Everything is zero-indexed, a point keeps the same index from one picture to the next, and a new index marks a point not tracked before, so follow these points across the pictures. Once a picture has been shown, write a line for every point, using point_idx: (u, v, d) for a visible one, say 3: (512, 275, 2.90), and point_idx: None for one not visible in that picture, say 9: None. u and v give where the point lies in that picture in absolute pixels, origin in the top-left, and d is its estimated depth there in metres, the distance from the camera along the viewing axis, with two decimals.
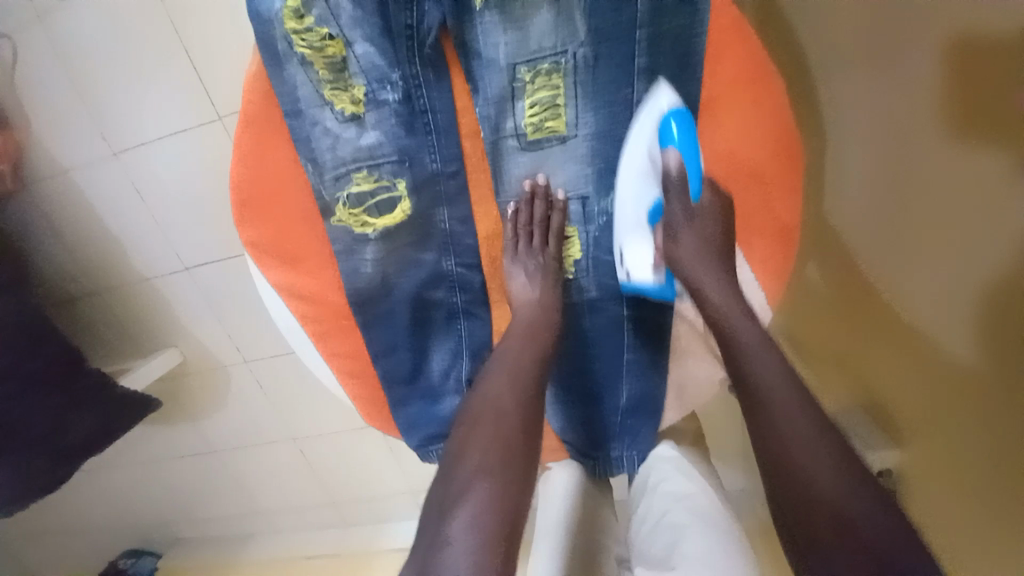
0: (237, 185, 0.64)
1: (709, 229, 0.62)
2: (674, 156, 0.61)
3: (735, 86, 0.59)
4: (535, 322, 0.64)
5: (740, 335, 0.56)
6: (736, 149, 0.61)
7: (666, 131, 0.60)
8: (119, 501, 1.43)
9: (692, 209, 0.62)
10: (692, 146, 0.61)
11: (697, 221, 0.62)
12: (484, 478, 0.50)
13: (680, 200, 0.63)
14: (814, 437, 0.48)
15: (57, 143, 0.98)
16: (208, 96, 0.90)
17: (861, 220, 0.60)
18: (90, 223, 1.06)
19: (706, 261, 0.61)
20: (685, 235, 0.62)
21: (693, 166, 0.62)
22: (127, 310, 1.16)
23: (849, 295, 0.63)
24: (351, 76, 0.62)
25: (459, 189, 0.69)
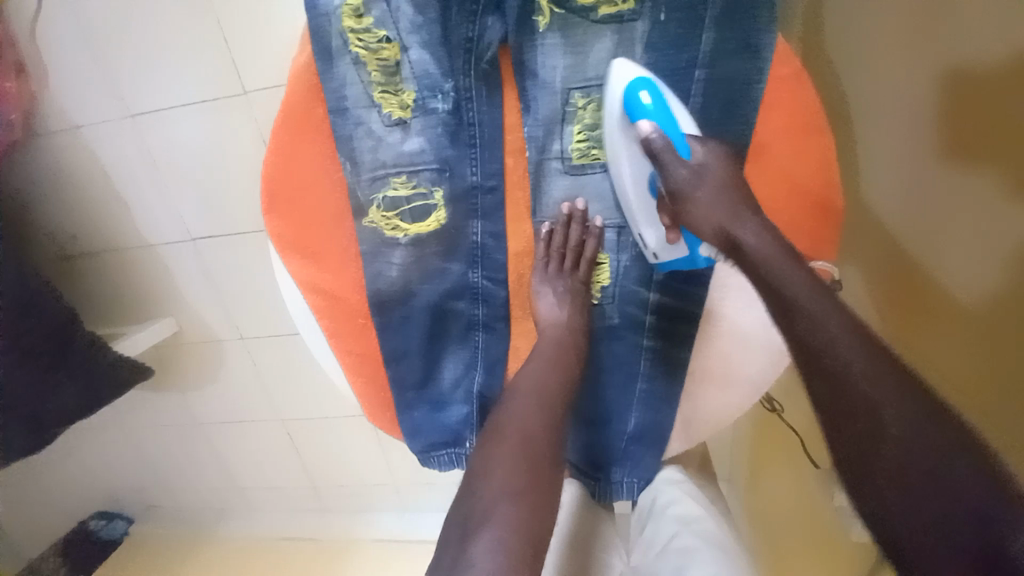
0: (269, 174, 0.63)
1: (721, 178, 0.58)
2: (649, 125, 0.58)
3: (786, 112, 0.59)
4: (559, 348, 0.64)
5: (828, 326, 0.50)
6: (776, 143, 0.59)
7: (638, 102, 0.58)
8: (95, 464, 1.41)
9: (693, 169, 0.58)
10: (666, 115, 0.59)
11: (704, 178, 0.58)
12: (509, 501, 0.51)
13: (676, 159, 0.59)
14: (897, 398, 0.46)
15: (75, 98, 0.95)
16: (239, 70, 0.88)
17: (902, 213, 0.60)
18: (99, 183, 1.04)
19: (737, 205, 0.57)
20: (701, 195, 0.58)
21: (674, 128, 0.59)
22: (126, 273, 1.14)
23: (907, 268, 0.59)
24: (402, 80, 0.62)
25: (496, 205, 0.68)
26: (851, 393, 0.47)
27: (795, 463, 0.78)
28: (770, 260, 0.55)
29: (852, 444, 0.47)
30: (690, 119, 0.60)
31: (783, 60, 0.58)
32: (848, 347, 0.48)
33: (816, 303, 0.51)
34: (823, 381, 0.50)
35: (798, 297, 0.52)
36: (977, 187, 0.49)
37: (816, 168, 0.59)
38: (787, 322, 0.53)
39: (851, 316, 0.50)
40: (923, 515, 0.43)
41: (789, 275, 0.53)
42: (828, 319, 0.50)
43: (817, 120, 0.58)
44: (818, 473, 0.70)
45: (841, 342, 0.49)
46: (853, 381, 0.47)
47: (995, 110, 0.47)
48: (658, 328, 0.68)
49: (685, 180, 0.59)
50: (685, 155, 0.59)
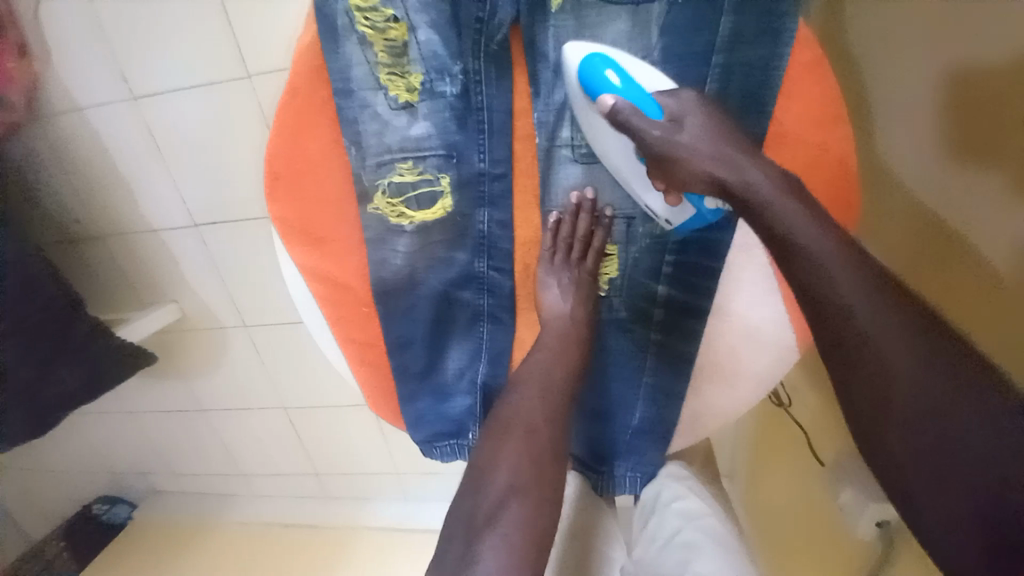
0: (272, 157, 0.62)
1: (703, 124, 0.56)
2: (610, 98, 0.56)
3: (805, 98, 0.57)
4: (567, 340, 0.64)
5: (843, 287, 0.48)
6: (795, 131, 0.58)
7: (603, 79, 0.57)
8: (99, 448, 1.42)
9: (666, 126, 0.56)
10: (626, 84, 0.57)
11: (683, 129, 0.56)
12: (516, 499, 0.51)
13: (644, 122, 0.56)
14: (920, 361, 0.44)
15: (77, 79, 0.93)
16: (243, 52, 0.86)
17: (927, 185, 0.58)
18: (102, 166, 1.03)
19: (731, 152, 0.55)
20: (687, 140, 0.56)
21: (644, 97, 0.57)
22: (129, 258, 1.13)
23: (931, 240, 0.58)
24: (409, 61, 0.60)
25: (504, 192, 0.66)
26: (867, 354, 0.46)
27: (800, 460, 0.77)
28: (786, 222, 0.51)
29: (864, 403, 0.46)
30: (659, 78, 0.58)
31: (804, 46, 0.56)
32: (865, 305, 0.47)
33: (833, 259, 0.49)
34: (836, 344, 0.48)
35: (810, 250, 0.50)
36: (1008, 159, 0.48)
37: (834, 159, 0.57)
38: (795, 275, 0.51)
39: (869, 275, 0.48)
40: (937, 477, 0.42)
41: (803, 229, 0.51)
42: (844, 275, 0.48)
43: (836, 110, 0.57)
44: (823, 470, 0.69)
45: (857, 299, 0.47)
46: (871, 347, 0.46)
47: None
48: (666, 321, 0.67)
49: (661, 139, 0.56)
50: (659, 117, 0.57)
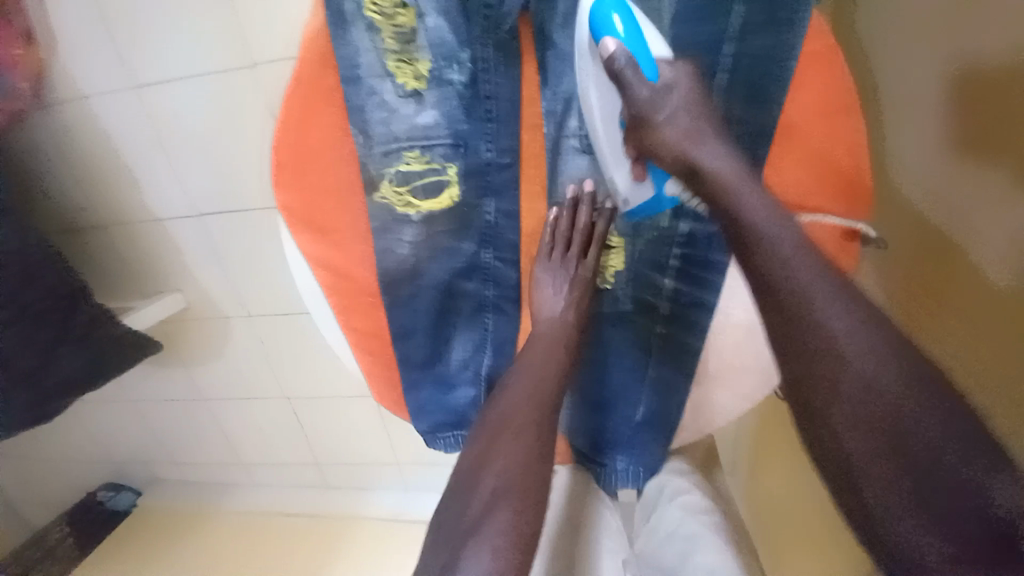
0: (278, 144, 0.62)
1: (686, 100, 0.57)
2: (613, 43, 0.54)
3: (816, 88, 0.57)
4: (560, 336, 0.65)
5: (800, 287, 0.50)
6: (803, 123, 0.58)
7: (610, 23, 0.55)
8: (102, 436, 1.43)
9: (657, 89, 0.56)
10: (634, 35, 0.55)
11: (671, 96, 0.57)
12: (504, 503, 0.52)
13: (637, 79, 0.55)
14: (888, 373, 0.45)
15: (82, 66, 0.93)
16: (248, 40, 0.86)
17: (923, 194, 0.59)
18: (106, 155, 1.03)
19: (701, 125, 0.57)
20: (665, 111, 0.56)
21: (644, 50, 0.56)
22: (132, 247, 1.13)
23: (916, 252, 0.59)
24: (417, 49, 0.60)
25: (510, 182, 0.66)
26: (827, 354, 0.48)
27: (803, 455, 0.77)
28: (753, 225, 0.53)
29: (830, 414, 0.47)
30: (660, 43, 0.58)
31: (816, 36, 0.56)
32: (824, 305, 0.49)
33: (795, 263, 0.51)
34: (791, 343, 0.50)
35: (784, 258, 0.52)
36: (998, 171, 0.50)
37: (843, 150, 0.58)
38: (768, 282, 0.52)
39: (829, 278, 0.50)
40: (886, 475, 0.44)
41: (777, 239, 0.53)
42: (815, 285, 0.50)
43: (847, 102, 0.57)
44: None
45: (828, 309, 0.48)
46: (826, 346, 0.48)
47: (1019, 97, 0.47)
48: (671, 313, 0.67)
49: (649, 101, 0.56)
50: (652, 79, 0.56)
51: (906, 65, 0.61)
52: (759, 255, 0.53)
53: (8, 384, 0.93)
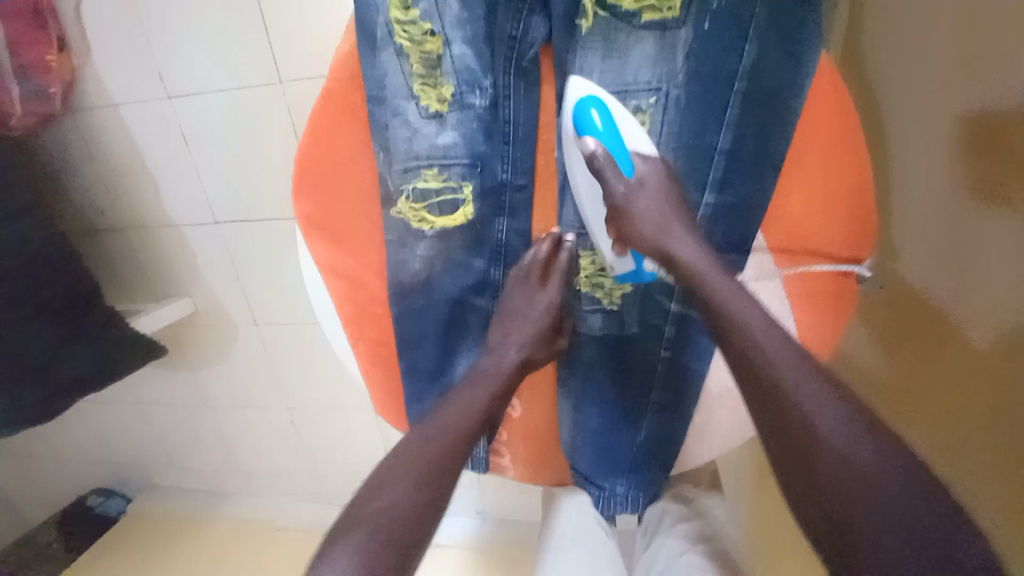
0: (302, 157, 0.65)
1: (658, 190, 0.61)
2: (593, 141, 0.60)
3: (819, 125, 0.60)
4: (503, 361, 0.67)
5: (772, 357, 0.50)
6: (807, 157, 0.61)
7: (588, 120, 0.60)
8: (101, 438, 1.43)
9: (631, 184, 0.61)
10: (612, 135, 0.61)
11: (644, 189, 0.61)
12: (380, 522, 0.53)
13: (615, 175, 0.61)
14: (863, 450, 0.45)
15: (117, 76, 0.98)
16: (276, 58, 0.90)
17: (918, 257, 0.58)
18: (130, 160, 1.06)
19: (669, 220, 0.60)
20: (642, 199, 0.60)
21: (621, 150, 0.61)
22: (148, 251, 1.16)
23: (902, 319, 0.59)
24: (442, 74, 0.63)
25: (524, 203, 0.69)
26: (801, 427, 0.47)
27: None
28: (723, 294, 0.55)
29: (809, 493, 0.46)
30: (639, 135, 0.62)
31: (824, 78, 0.59)
32: (793, 375, 0.49)
33: (765, 332, 0.51)
34: (767, 414, 0.50)
35: (761, 340, 0.51)
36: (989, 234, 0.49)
37: (844, 183, 0.61)
38: (743, 360, 0.52)
39: (798, 349, 0.51)
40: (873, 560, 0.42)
41: (756, 318, 0.53)
42: (794, 365, 0.49)
43: (850, 138, 0.60)
44: None
45: (802, 388, 0.48)
46: (798, 420, 0.47)
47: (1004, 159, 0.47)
48: (677, 339, 0.68)
49: (624, 195, 0.61)
50: (628, 174, 0.62)
51: (908, 103, 0.61)
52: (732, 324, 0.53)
53: (10, 379, 0.94)
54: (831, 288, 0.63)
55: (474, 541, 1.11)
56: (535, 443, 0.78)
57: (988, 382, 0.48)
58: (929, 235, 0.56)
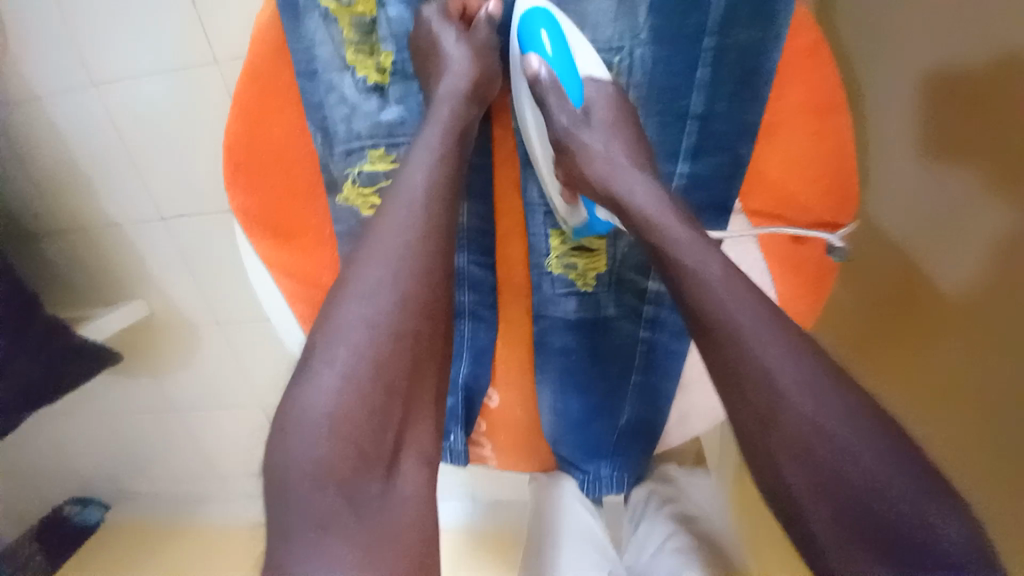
0: (231, 144, 0.59)
1: (613, 122, 0.56)
2: (537, 60, 0.55)
3: (792, 84, 0.56)
4: (424, 231, 0.49)
5: (742, 323, 0.44)
6: (781, 120, 0.57)
7: (535, 38, 0.56)
8: (66, 452, 1.35)
9: (577, 115, 0.56)
10: (561, 53, 0.56)
11: (592, 122, 0.56)
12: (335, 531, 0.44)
13: (559, 105, 0.56)
14: (843, 421, 0.41)
15: (28, 60, 0.86)
16: (206, 34, 0.80)
17: (906, 219, 0.55)
18: (56, 155, 0.95)
19: (623, 167, 0.53)
20: (587, 136, 0.55)
21: (572, 76, 0.57)
22: (90, 253, 1.06)
23: (890, 290, 0.57)
24: (380, 39, 0.57)
25: (486, 182, 0.65)
26: (772, 402, 0.42)
27: None
28: (686, 257, 0.47)
29: (783, 471, 0.42)
30: (592, 59, 0.57)
31: (802, 31, 0.54)
32: (776, 347, 0.43)
33: (738, 299, 0.45)
34: (737, 387, 0.44)
35: (728, 305, 0.45)
36: (973, 181, 0.47)
37: (824, 144, 0.57)
38: (705, 326, 0.46)
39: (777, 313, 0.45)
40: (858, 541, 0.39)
41: (714, 272, 0.46)
42: (760, 329, 0.44)
43: (831, 90, 0.55)
44: None
45: (774, 355, 0.43)
46: (779, 395, 0.42)
47: (991, 97, 0.45)
48: (655, 318, 0.65)
49: (568, 130, 0.56)
50: (577, 104, 0.57)
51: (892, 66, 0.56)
52: (695, 291, 0.46)
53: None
54: (814, 259, 0.61)
55: (463, 525, 1.10)
56: (517, 432, 0.74)
57: (980, 334, 0.46)
58: (913, 193, 0.54)
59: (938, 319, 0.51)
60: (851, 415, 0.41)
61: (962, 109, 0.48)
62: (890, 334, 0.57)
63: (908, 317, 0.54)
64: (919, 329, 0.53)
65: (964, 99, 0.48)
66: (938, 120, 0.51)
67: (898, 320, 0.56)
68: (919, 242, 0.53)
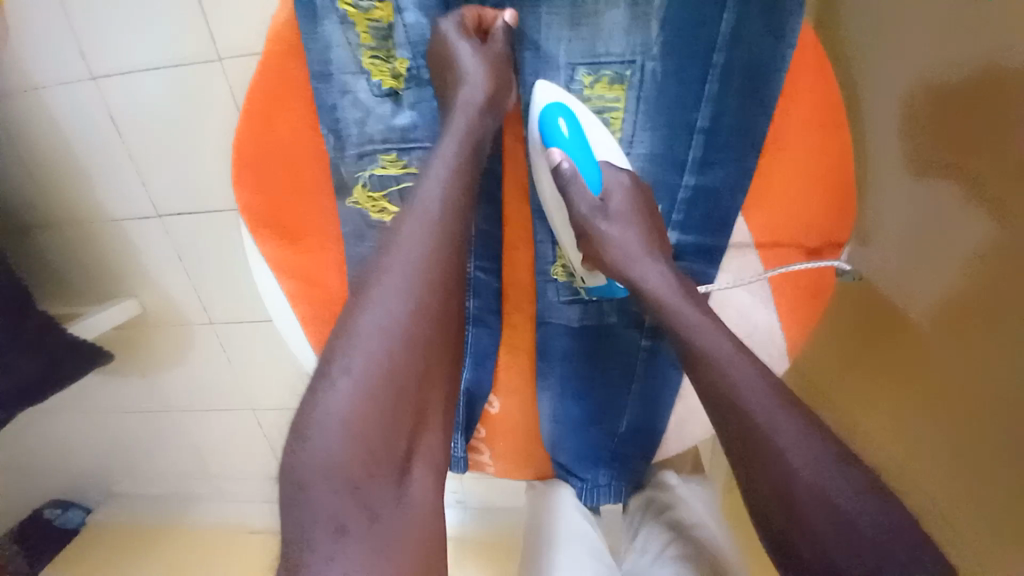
0: (242, 144, 0.60)
1: (630, 208, 0.58)
2: (559, 153, 0.57)
3: (794, 102, 0.58)
4: (437, 243, 0.50)
5: (723, 358, 0.49)
6: (784, 137, 0.59)
7: (554, 128, 0.57)
8: (50, 451, 1.32)
9: (597, 204, 0.57)
10: (580, 145, 0.57)
11: (611, 207, 0.57)
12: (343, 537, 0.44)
13: (581, 194, 0.57)
14: (816, 448, 0.45)
15: (32, 54, 0.86)
16: (212, 32, 0.80)
17: (883, 247, 0.59)
18: (55, 150, 0.95)
19: (639, 253, 0.56)
20: (605, 225, 0.57)
21: (590, 162, 0.58)
22: (85, 249, 1.05)
23: (866, 313, 0.61)
24: (395, 45, 0.57)
25: (493, 188, 0.65)
26: (755, 429, 0.46)
27: None
28: (672, 303, 0.53)
29: (766, 492, 0.45)
30: (609, 147, 0.59)
31: (804, 51, 0.56)
32: (750, 379, 0.48)
33: (717, 336, 0.51)
34: (722, 413, 0.49)
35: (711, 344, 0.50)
36: (944, 210, 0.51)
37: (820, 159, 0.59)
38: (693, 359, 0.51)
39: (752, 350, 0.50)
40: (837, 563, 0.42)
41: (725, 351, 0.50)
42: (739, 362, 0.49)
43: (828, 109, 0.58)
44: None
45: (752, 386, 0.47)
46: (759, 424, 0.46)
47: (958, 134, 0.48)
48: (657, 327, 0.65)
49: (588, 216, 0.57)
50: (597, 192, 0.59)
51: (890, 78, 0.56)
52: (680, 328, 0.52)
53: None
54: (809, 281, 0.62)
55: (458, 531, 1.09)
56: (517, 438, 0.74)
57: (943, 354, 0.51)
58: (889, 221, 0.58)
59: (906, 340, 0.55)
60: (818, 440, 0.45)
61: (932, 141, 0.52)
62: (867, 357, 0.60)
63: (881, 339, 0.59)
64: (892, 349, 0.57)
65: (934, 130, 0.51)
66: (910, 153, 0.54)
67: (874, 342, 0.59)
68: (891, 270, 0.57)
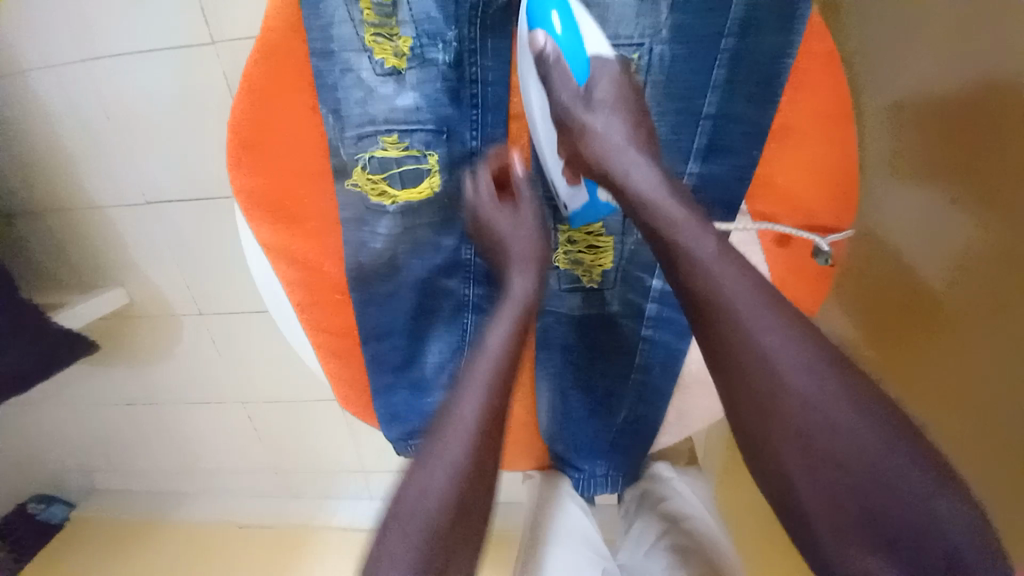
0: (236, 124, 0.57)
1: (618, 103, 0.54)
2: (543, 36, 0.54)
3: (804, 91, 0.57)
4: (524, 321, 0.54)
5: (743, 319, 0.45)
6: (793, 125, 0.58)
7: (545, 19, 0.54)
8: (32, 444, 1.29)
9: (580, 92, 0.54)
10: (569, 33, 0.54)
11: (597, 98, 0.54)
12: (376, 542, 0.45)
13: (562, 81, 0.54)
14: (847, 410, 0.41)
15: (16, 35, 0.83)
16: (206, 13, 0.78)
17: (904, 220, 0.57)
18: (40, 134, 0.92)
19: (624, 145, 0.53)
20: (588, 116, 0.54)
21: (578, 53, 0.55)
22: (70, 237, 1.02)
23: (886, 287, 0.60)
24: (399, 23, 0.56)
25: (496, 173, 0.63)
26: (770, 395, 0.43)
27: None
28: (688, 252, 0.48)
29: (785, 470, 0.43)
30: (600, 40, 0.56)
31: (812, 40, 0.56)
32: (775, 339, 0.43)
33: (739, 287, 0.45)
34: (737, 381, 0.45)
35: (730, 300, 0.45)
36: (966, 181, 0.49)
37: (828, 147, 0.58)
38: (705, 318, 0.47)
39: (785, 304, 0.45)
40: (865, 542, 0.40)
41: (742, 302, 0.45)
42: (763, 320, 0.44)
43: (839, 98, 0.57)
44: None
45: (775, 347, 0.43)
46: (782, 390, 0.43)
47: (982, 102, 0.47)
48: (658, 316, 0.65)
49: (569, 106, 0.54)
50: (582, 81, 0.55)
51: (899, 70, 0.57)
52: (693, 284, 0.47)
53: None
54: (813, 265, 0.61)
55: None
56: (513, 430, 0.73)
57: (969, 323, 0.49)
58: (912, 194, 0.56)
59: (929, 312, 0.53)
60: (857, 407, 0.41)
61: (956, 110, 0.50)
62: (892, 328, 0.58)
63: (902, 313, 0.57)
64: (915, 321, 0.55)
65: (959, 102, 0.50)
66: (933, 128, 0.53)
67: (897, 315, 0.58)
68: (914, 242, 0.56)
